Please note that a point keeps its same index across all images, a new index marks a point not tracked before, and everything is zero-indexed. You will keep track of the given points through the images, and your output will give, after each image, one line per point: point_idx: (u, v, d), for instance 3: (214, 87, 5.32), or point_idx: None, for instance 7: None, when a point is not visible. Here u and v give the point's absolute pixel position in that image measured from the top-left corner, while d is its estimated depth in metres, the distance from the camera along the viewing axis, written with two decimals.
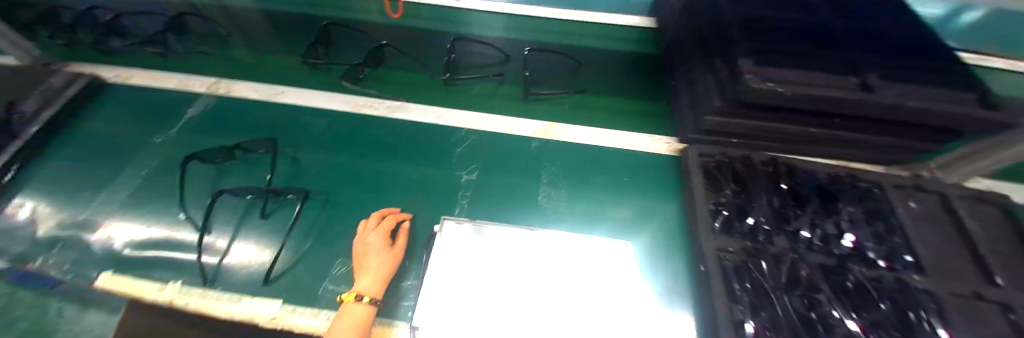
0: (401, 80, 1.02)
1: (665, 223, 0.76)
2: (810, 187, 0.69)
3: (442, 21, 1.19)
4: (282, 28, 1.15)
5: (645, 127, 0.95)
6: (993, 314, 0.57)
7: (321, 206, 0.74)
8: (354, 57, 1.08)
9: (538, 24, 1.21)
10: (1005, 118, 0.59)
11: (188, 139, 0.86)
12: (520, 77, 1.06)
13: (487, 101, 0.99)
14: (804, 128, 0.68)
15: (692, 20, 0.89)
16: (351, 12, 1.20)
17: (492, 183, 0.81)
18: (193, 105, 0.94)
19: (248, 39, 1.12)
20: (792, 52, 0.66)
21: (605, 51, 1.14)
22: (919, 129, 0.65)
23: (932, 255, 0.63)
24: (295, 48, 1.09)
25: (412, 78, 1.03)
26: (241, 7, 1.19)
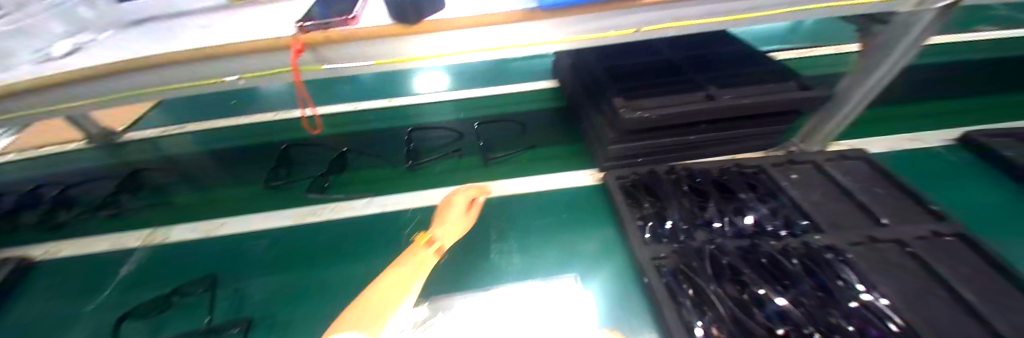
0: (365, 178, 1.09)
1: (608, 249, 0.81)
2: (707, 184, 0.80)
3: (378, 124, 1.33)
4: (227, 162, 1.22)
5: (571, 167, 1.06)
6: (893, 250, 0.65)
7: (268, 330, 0.71)
8: (318, 168, 1.16)
9: (464, 106, 1.39)
10: (816, 94, 0.75)
11: (122, 298, 0.82)
12: (476, 149, 1.17)
13: (436, 178, 1.07)
14: (682, 137, 0.85)
15: (578, 75, 1.09)
16: (293, 135, 1.32)
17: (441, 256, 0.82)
18: (129, 260, 0.91)
19: (192, 179, 1.16)
20: (649, 87, 0.85)
21: (524, 113, 1.32)
22: (765, 116, 0.82)
23: (825, 214, 0.72)
24: (239, 178, 1.15)
25: (377, 173, 1.10)
26: (185, 155, 1.26)
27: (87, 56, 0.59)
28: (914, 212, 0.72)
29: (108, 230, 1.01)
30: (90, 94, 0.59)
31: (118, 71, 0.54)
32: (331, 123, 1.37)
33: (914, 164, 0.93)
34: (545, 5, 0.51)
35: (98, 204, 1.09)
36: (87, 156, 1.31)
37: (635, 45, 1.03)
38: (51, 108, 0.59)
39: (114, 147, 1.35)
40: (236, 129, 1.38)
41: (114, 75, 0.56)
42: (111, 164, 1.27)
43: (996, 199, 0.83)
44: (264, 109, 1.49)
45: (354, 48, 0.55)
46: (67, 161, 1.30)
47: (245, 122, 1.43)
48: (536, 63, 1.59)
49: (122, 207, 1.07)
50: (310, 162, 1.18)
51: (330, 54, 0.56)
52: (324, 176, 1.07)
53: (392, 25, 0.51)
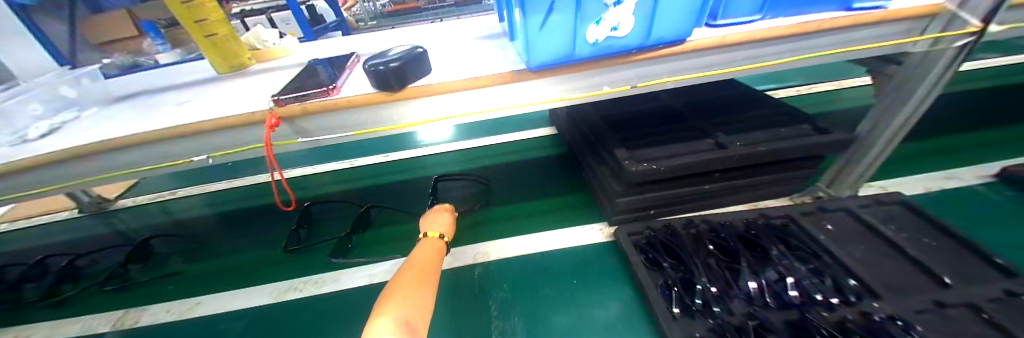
0: (385, 236, 1.00)
1: (629, 319, 0.70)
2: (733, 239, 0.71)
3: (375, 180, 1.29)
4: (213, 228, 1.15)
5: (578, 220, 0.98)
6: (964, 316, 0.54)
7: None
8: (343, 227, 1.08)
9: (462, 157, 1.35)
10: (835, 138, 0.71)
11: None
12: (494, 199, 1.11)
13: None
14: (696, 187, 0.78)
15: (575, 125, 1.06)
16: (286, 195, 1.27)
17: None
18: None
19: (172, 248, 1.08)
20: (652, 136, 0.81)
21: (525, 162, 1.28)
22: (782, 162, 0.77)
23: (875, 273, 0.62)
24: (223, 244, 1.07)
25: (405, 229, 1.02)
26: (173, 222, 1.21)
27: (60, 137, 0.56)
28: (977, 266, 0.62)
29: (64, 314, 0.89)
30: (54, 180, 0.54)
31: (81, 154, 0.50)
32: (326, 180, 1.33)
33: (956, 206, 0.85)
34: (533, 65, 0.51)
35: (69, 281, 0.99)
36: (71, 225, 1.25)
37: (634, 94, 1.01)
38: (17, 193, 0.55)
39: (102, 214, 1.30)
40: (228, 192, 1.34)
41: (79, 158, 0.52)
42: (92, 234, 1.20)
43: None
44: (261, 171, 1.47)
45: (332, 118, 0.53)
46: (49, 232, 1.23)
47: (238, 184, 1.40)
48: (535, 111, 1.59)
49: (129, 280, 0.96)
50: (332, 219, 1.11)
51: (306, 125, 0.52)
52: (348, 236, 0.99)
53: (373, 93, 0.49)
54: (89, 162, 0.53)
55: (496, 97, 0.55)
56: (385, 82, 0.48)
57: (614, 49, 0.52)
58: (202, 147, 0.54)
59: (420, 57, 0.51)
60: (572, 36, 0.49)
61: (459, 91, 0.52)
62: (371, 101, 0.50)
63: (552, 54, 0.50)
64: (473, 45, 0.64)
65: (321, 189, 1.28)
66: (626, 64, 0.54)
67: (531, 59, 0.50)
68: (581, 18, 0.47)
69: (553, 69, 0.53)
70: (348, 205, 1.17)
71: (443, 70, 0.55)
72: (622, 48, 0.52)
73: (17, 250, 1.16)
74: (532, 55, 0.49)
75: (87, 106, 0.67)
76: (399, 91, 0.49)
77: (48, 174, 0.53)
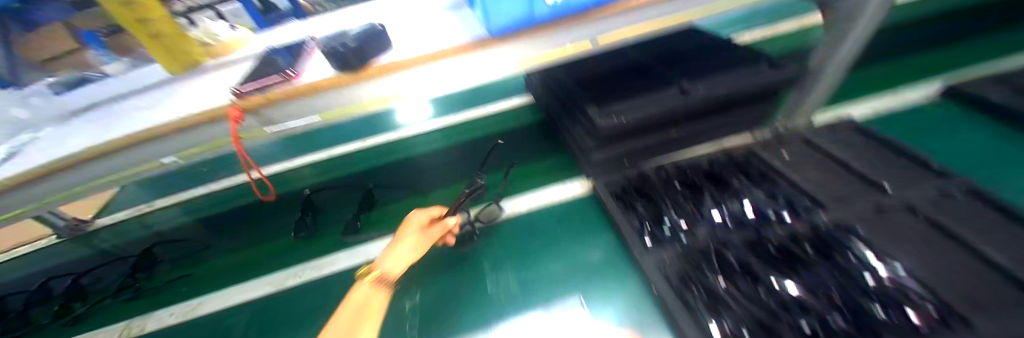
0: (394, 212, 1.04)
1: (612, 260, 0.77)
2: (699, 176, 0.77)
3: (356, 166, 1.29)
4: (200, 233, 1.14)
5: (559, 180, 1.03)
6: (901, 216, 0.61)
7: None
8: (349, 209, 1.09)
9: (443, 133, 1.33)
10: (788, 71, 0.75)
11: None
12: (477, 170, 1.13)
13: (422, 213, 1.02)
14: (664, 134, 0.83)
15: (548, 88, 1.07)
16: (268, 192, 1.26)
17: (434, 301, 0.76)
18: None
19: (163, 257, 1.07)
20: (620, 89, 0.84)
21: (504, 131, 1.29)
22: (743, 101, 0.81)
23: (824, 189, 0.69)
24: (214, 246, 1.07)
25: (411, 203, 1.06)
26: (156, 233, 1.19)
27: (27, 157, 0.54)
28: (914, 172, 0.69)
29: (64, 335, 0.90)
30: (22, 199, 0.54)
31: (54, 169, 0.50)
32: (307, 173, 1.32)
33: (902, 124, 0.92)
34: (493, 31, 0.52)
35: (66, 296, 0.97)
36: (52, 251, 1.23)
37: (603, 51, 1.02)
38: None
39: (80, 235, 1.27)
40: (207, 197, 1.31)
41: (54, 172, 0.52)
42: (76, 256, 1.18)
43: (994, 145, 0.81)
44: (236, 172, 1.42)
45: (297, 106, 0.52)
46: (28, 260, 1.21)
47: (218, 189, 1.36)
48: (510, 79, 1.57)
49: (142, 288, 0.98)
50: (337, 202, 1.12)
51: (269, 116, 0.52)
52: (356, 215, 1.01)
53: (336, 75, 0.49)
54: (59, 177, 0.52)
55: (461, 69, 0.56)
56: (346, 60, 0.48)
57: (570, 8, 0.54)
58: (175, 146, 0.54)
59: (378, 34, 0.51)
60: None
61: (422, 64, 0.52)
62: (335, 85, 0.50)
63: (510, 18, 0.51)
64: (436, 17, 0.63)
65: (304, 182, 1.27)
66: (586, 22, 0.55)
67: (491, 24, 0.51)
68: None
69: (514, 34, 0.53)
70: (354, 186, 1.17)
71: (404, 46, 0.54)
72: (578, 6, 0.54)
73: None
74: (490, 19, 0.50)
75: (40, 124, 0.64)
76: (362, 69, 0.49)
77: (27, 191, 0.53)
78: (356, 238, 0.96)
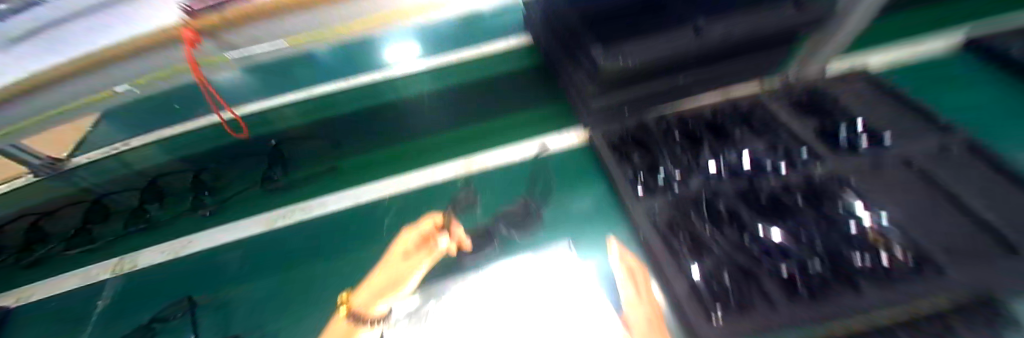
0: (464, 136, 1.00)
1: (602, 210, 0.77)
2: (700, 126, 0.75)
3: None
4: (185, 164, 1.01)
5: (560, 127, 0.97)
6: (892, 171, 0.61)
7: None
8: (423, 132, 1.03)
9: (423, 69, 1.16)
10: (809, 15, 0.68)
11: (107, 329, 0.76)
12: (475, 112, 1.05)
13: (429, 155, 0.97)
14: (672, 80, 0.78)
15: (546, 24, 0.98)
16: None
17: (434, 258, 0.75)
18: (101, 294, 0.82)
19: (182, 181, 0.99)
20: (634, 26, 0.76)
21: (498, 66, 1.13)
22: (758, 44, 0.75)
23: (825, 141, 0.67)
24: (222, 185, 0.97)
25: (478, 129, 1.01)
26: None
27: None
28: (921, 126, 0.67)
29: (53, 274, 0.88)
30: None
31: (44, 83, 0.42)
32: None
33: (916, 78, 0.86)
34: None
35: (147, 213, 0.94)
36: None
37: None
38: None
39: None
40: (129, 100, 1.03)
41: None
42: None
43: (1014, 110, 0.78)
44: None
45: (262, 26, 0.49)
46: None
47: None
48: None
49: (151, 220, 0.93)
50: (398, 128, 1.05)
51: (227, 36, 0.48)
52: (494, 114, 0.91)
53: None
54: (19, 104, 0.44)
55: None
56: None
57: None
58: (136, 67, 0.47)
59: None
60: None
61: None
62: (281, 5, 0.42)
63: None
64: None
65: None
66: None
67: None
68: None
69: None
70: (393, 125, 1.05)
71: None
72: None
73: None
74: None
75: None
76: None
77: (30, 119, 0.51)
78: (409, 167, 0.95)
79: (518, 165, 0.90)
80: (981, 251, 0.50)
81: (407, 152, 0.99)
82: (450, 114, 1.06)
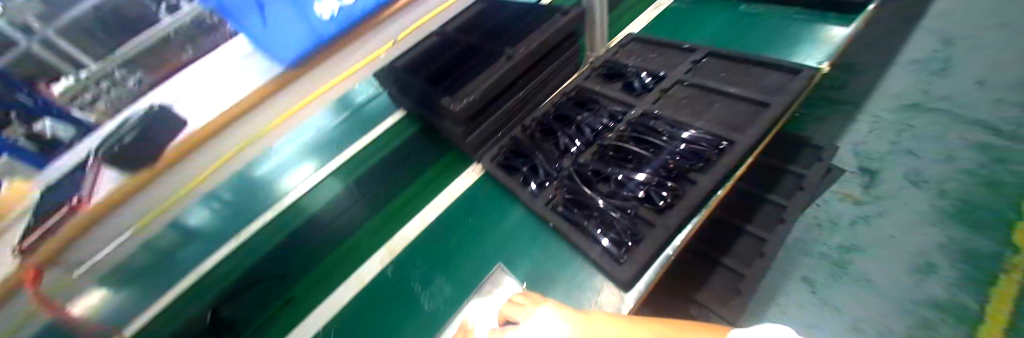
0: (374, 226, 0.97)
1: (523, 225, 0.81)
2: (552, 120, 0.90)
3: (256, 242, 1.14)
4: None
5: (455, 173, 1.02)
6: (678, 90, 0.81)
7: None
8: (331, 240, 0.98)
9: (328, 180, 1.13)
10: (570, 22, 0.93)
11: None
12: (376, 195, 1.06)
13: (347, 261, 0.92)
14: (516, 95, 0.94)
15: (402, 96, 1.11)
16: None
17: None
18: None
19: None
20: (464, 73, 0.93)
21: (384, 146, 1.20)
22: (557, 47, 0.97)
23: (634, 92, 0.86)
24: None
25: (387, 211, 0.99)
26: None
27: None
28: (679, 54, 0.91)
29: None
30: None
31: None
32: None
33: (666, 27, 1.18)
34: None
35: None
36: None
37: (432, 49, 1.09)
38: None
39: None
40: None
41: None
42: None
43: (722, 22, 1.12)
44: None
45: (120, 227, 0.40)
46: None
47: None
48: None
49: None
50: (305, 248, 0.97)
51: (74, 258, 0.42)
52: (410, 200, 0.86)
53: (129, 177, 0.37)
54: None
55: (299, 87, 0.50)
56: (137, 158, 0.38)
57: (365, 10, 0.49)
58: None
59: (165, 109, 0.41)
60: (303, 12, 0.45)
61: (255, 105, 0.42)
62: (129, 191, 0.37)
63: None
64: None
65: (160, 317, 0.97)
66: (379, 26, 0.51)
67: (277, 56, 0.43)
68: (298, 3, 0.45)
69: (314, 56, 0.46)
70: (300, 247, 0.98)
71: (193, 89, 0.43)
72: None
73: None
74: (277, 51, 0.44)
75: None
76: (155, 161, 0.37)
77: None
78: (330, 281, 0.89)
79: (434, 224, 0.90)
80: (746, 115, 0.69)
81: (323, 268, 0.93)
82: (352, 209, 1.04)
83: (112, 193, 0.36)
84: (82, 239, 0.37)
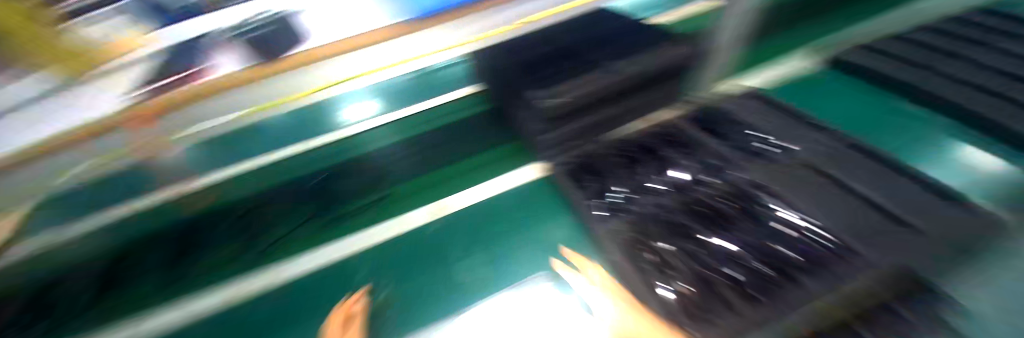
0: (423, 183, 1.00)
1: (571, 239, 0.82)
2: (641, 147, 0.86)
3: None
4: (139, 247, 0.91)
5: (513, 163, 1.01)
6: (797, 169, 0.72)
7: None
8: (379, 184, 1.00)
9: (394, 127, 1.15)
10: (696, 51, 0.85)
11: None
12: (426, 156, 1.07)
13: (392, 202, 0.95)
14: (610, 110, 0.90)
15: (492, 71, 1.11)
16: None
17: (406, 308, 0.75)
18: None
19: None
20: (566, 70, 0.88)
21: (450, 112, 1.19)
22: (665, 78, 0.92)
23: (737, 153, 0.79)
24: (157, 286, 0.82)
25: (438, 174, 1.02)
26: None
27: None
28: (801, 129, 0.82)
29: None
30: None
31: None
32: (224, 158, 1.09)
33: (798, 93, 1.14)
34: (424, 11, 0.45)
35: None
36: None
37: (537, 34, 1.06)
38: None
39: None
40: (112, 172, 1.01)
41: None
42: None
43: (857, 111, 1.05)
44: None
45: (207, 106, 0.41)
46: None
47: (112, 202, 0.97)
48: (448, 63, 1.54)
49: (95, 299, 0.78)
50: (360, 182, 1.01)
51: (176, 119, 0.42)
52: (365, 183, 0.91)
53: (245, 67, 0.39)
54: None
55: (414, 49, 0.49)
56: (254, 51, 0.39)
57: None
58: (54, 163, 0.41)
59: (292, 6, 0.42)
60: None
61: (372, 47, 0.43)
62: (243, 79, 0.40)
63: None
64: None
65: None
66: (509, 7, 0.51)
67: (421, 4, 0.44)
68: None
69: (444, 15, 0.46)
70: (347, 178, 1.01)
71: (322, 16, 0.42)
72: None
73: None
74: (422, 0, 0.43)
75: None
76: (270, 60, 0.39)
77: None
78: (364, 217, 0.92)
79: (488, 202, 0.93)
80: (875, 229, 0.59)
81: (364, 204, 0.95)
82: (405, 159, 1.06)
83: (227, 75, 0.39)
84: (178, 110, 0.40)
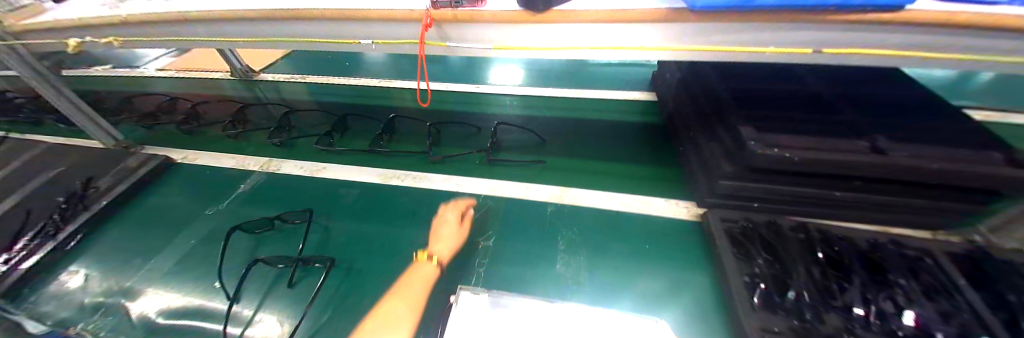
0: (564, 168, 1.04)
1: (699, 302, 0.68)
2: (851, 256, 0.65)
3: (470, 104, 1.36)
4: (374, 116, 1.33)
5: (662, 191, 0.93)
6: None
7: (343, 275, 0.77)
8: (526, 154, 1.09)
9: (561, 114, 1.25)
10: None
11: (236, 210, 0.95)
12: (576, 150, 1.10)
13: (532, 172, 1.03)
14: (827, 191, 0.70)
15: (687, 93, 1.02)
16: (390, 101, 1.43)
17: (505, 264, 0.77)
18: (248, 180, 1.06)
19: (358, 126, 1.28)
20: (793, 121, 0.72)
21: (615, 122, 1.20)
22: (941, 188, 0.66)
23: None
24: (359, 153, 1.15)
25: (580, 166, 1.04)
26: (301, 100, 1.45)
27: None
28: None
29: (214, 150, 1.19)
30: (232, 33, 0.66)
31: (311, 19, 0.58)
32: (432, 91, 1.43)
33: None
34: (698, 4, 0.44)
35: (329, 139, 1.20)
36: (220, 85, 1.58)
37: (767, 72, 0.90)
38: (236, 39, 0.67)
39: (247, 83, 1.59)
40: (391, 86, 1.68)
41: (268, 22, 0.62)
42: (236, 95, 1.50)
43: None
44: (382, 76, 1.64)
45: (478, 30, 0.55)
46: (215, 87, 1.57)
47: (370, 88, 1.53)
48: (633, 71, 1.49)
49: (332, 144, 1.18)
50: (512, 146, 1.13)
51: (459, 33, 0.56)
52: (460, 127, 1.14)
53: (518, 11, 0.50)
54: (273, 26, 0.62)
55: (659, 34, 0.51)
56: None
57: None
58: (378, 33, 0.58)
59: None
60: None
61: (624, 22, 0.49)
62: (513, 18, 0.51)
63: None
64: None
65: (416, 104, 1.42)
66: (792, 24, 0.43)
67: None
68: None
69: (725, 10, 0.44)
70: (506, 136, 1.17)
71: None
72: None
73: (207, 91, 1.54)
74: None
75: None
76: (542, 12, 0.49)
77: (255, 23, 0.63)
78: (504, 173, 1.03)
79: (620, 215, 0.87)
80: None
81: (509, 162, 1.06)
82: (557, 143, 1.13)
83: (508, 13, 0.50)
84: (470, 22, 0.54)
